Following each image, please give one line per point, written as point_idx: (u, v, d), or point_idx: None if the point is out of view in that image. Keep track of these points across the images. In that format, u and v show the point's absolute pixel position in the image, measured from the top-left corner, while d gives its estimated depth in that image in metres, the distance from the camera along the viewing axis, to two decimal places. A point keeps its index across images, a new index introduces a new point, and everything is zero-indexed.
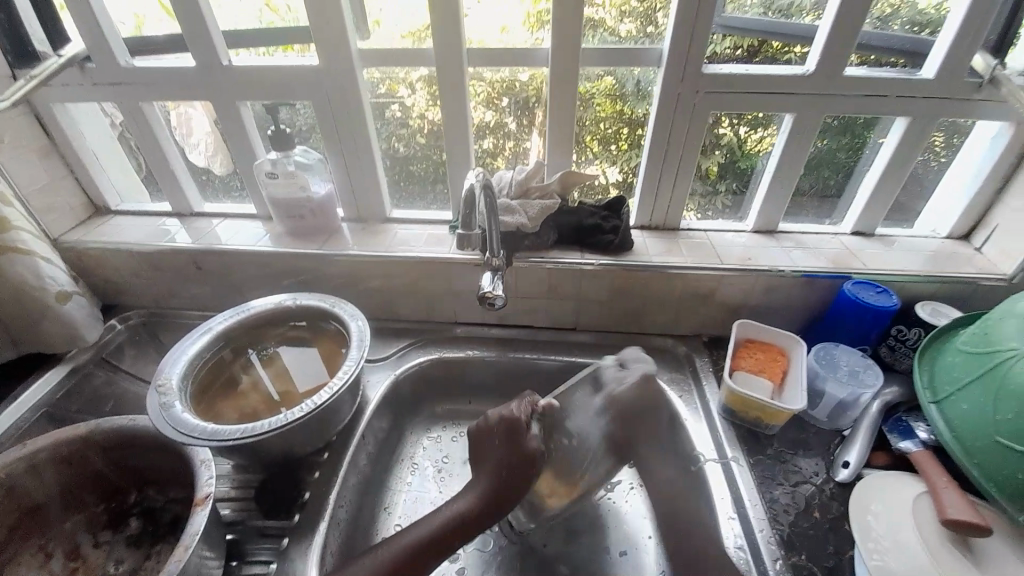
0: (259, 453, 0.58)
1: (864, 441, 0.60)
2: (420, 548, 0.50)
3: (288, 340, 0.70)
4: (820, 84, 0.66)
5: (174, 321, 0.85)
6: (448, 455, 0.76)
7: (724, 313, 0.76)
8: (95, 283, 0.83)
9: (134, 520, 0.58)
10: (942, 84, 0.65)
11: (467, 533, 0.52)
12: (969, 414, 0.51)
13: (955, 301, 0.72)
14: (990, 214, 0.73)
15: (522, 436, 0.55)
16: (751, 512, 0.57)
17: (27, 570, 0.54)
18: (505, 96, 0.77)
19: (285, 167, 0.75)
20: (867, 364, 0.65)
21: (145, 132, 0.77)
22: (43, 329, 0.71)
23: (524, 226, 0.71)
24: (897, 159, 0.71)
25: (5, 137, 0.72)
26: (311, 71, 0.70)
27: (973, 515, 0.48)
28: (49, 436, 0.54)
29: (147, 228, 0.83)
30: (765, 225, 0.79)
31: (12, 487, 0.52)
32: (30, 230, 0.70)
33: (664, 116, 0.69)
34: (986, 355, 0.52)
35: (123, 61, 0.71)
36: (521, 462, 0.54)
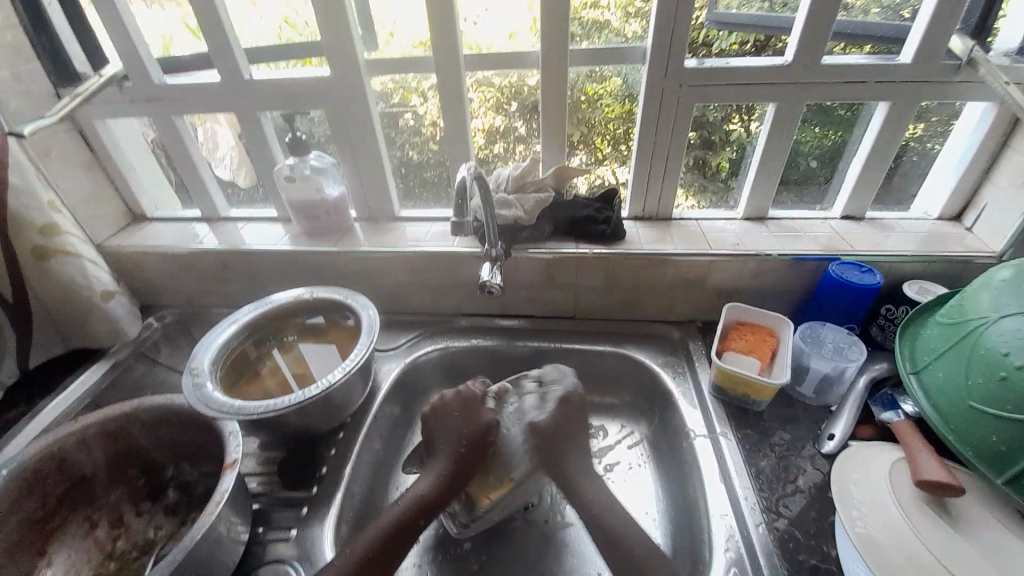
0: (280, 430, 0.63)
1: (850, 415, 0.63)
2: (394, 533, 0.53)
3: (305, 330, 0.77)
4: (799, 73, 0.69)
5: (203, 318, 0.93)
6: None
7: (717, 298, 0.79)
8: (133, 284, 0.91)
9: (171, 491, 0.65)
10: (920, 68, 0.67)
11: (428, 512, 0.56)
12: (945, 382, 0.53)
13: (946, 281, 0.73)
14: (979, 194, 0.74)
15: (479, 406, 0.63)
16: (736, 481, 0.60)
17: (76, 536, 0.60)
18: (514, 100, 0.83)
19: (302, 171, 0.82)
20: (852, 341, 0.68)
21: (177, 144, 0.85)
22: (88, 323, 0.79)
23: (521, 218, 0.76)
24: (882, 142, 0.73)
25: (53, 151, 0.80)
26: (325, 82, 0.76)
27: (947, 476, 0.50)
28: (95, 414, 0.60)
29: (178, 233, 0.91)
30: (756, 212, 0.82)
31: (65, 459, 0.59)
32: (76, 234, 0.77)
33: (652, 110, 0.73)
34: (959, 325, 0.54)
35: (156, 80, 0.79)
36: (472, 440, 0.60)
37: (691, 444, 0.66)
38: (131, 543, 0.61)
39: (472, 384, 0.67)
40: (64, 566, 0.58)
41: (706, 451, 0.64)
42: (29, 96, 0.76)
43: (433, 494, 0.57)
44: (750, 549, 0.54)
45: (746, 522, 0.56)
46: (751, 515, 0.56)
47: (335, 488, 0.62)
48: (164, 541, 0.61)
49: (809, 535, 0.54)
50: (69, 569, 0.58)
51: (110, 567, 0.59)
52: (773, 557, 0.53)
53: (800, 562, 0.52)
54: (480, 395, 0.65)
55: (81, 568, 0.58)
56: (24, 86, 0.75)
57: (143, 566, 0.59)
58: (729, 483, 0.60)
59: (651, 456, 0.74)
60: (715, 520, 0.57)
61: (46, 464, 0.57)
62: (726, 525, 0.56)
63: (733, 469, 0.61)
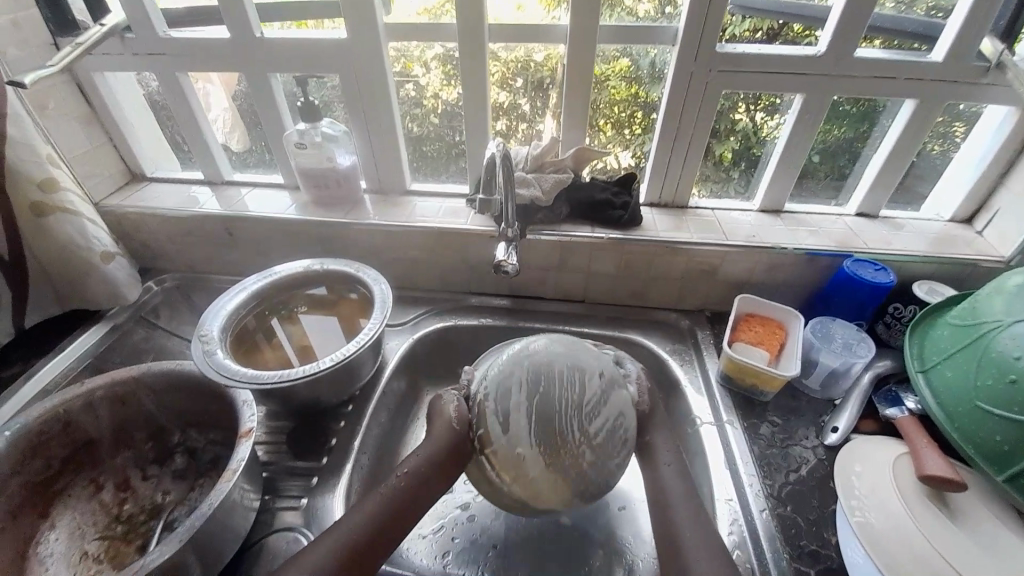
0: (290, 400, 0.63)
1: (854, 409, 0.65)
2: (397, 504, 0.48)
3: (313, 303, 0.75)
4: (830, 65, 0.68)
5: (204, 284, 0.91)
6: None
7: (728, 289, 0.79)
8: (133, 246, 0.89)
9: (178, 457, 0.65)
10: (951, 67, 0.66)
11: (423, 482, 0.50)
12: (952, 382, 0.55)
13: (953, 282, 0.75)
14: (993, 198, 0.75)
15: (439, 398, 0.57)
16: (741, 468, 0.61)
17: (81, 498, 0.60)
18: (519, 77, 0.79)
19: (312, 137, 0.79)
20: (860, 338, 0.69)
21: (180, 102, 0.81)
22: (88, 284, 0.77)
23: (539, 199, 0.76)
24: (905, 140, 0.73)
25: (51, 105, 0.77)
26: (339, 44, 0.73)
27: (950, 471, 0.52)
28: (102, 378, 0.59)
29: (180, 195, 0.88)
30: (771, 204, 0.82)
31: (70, 422, 0.58)
32: (75, 192, 0.74)
33: (678, 94, 0.72)
34: (972, 326, 0.55)
35: (161, 33, 0.75)
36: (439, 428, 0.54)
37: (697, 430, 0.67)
38: (138, 507, 0.60)
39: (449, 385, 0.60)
40: (69, 529, 0.57)
41: (712, 438, 0.65)
42: (28, 45, 0.72)
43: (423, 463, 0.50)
44: (753, 532, 0.55)
45: (750, 507, 0.57)
46: (755, 501, 0.58)
47: (345, 460, 0.62)
48: (173, 506, 0.61)
49: (810, 522, 0.56)
50: (75, 531, 0.57)
51: (117, 531, 0.58)
52: (775, 541, 0.54)
53: (801, 547, 0.54)
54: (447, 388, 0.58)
55: (88, 531, 0.58)
56: (23, 33, 0.71)
57: (151, 530, 0.58)
58: (735, 470, 0.61)
59: None
60: (719, 504, 0.58)
61: (51, 427, 0.57)
62: (730, 509, 0.58)
63: (738, 457, 0.62)
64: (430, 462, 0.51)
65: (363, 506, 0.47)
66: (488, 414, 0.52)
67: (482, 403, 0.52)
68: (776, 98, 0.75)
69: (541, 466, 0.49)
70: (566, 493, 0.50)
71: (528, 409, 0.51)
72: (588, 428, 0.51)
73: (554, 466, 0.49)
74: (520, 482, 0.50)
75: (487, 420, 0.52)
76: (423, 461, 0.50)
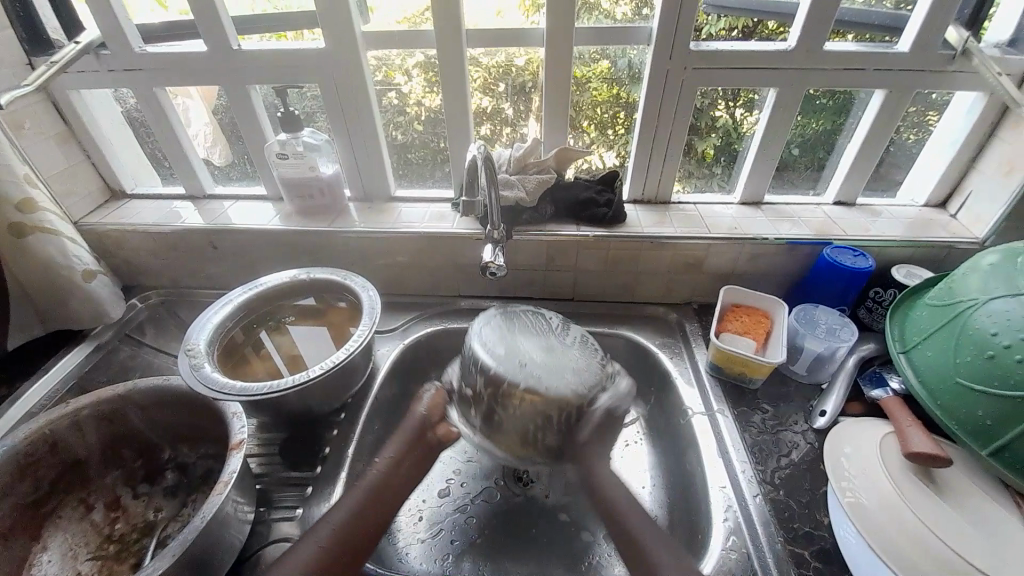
0: (281, 410, 0.62)
1: (841, 392, 0.66)
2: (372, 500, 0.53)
3: (301, 313, 0.75)
4: (802, 58, 0.69)
5: (190, 299, 0.90)
6: (472, 455, 0.74)
7: (714, 281, 0.80)
8: (116, 264, 0.88)
9: (169, 473, 0.64)
10: (918, 57, 0.68)
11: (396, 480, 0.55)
12: (933, 361, 0.56)
13: (932, 265, 0.76)
14: (965, 182, 0.77)
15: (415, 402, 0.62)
16: (734, 456, 0.62)
17: (71, 520, 0.59)
18: (502, 81, 0.81)
19: (294, 147, 0.79)
20: (843, 322, 0.70)
21: (158, 117, 0.81)
22: (71, 304, 0.75)
23: (523, 199, 0.76)
24: (878, 128, 0.75)
25: (26, 124, 0.76)
26: (318, 54, 0.73)
27: (934, 447, 0.53)
28: (90, 395, 0.59)
29: (162, 211, 0.87)
30: (752, 197, 0.83)
31: (57, 443, 0.57)
32: (54, 211, 0.73)
33: (656, 93, 0.73)
34: (949, 306, 0.56)
35: (137, 48, 0.75)
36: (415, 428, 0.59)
37: (689, 421, 0.67)
38: (130, 526, 0.60)
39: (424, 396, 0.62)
40: (60, 551, 0.56)
41: (704, 428, 0.66)
42: (1, 64, 0.71)
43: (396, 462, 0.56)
44: (748, 518, 0.56)
45: (744, 493, 0.58)
46: (749, 486, 0.59)
47: (339, 468, 0.62)
48: (165, 524, 0.60)
49: (803, 504, 0.57)
50: (67, 552, 0.56)
51: (110, 550, 0.57)
52: (770, 525, 0.55)
53: (795, 530, 0.55)
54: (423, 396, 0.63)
55: (79, 552, 0.57)
56: None
57: (144, 548, 0.57)
58: (727, 458, 0.62)
59: (647, 432, 0.76)
60: (714, 492, 0.59)
61: (38, 448, 0.56)
62: (724, 496, 0.58)
63: (731, 445, 0.63)
64: (400, 458, 0.56)
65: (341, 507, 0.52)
66: (488, 361, 0.54)
67: (479, 357, 0.55)
68: (754, 94, 0.77)
69: (550, 384, 0.52)
70: (581, 399, 0.52)
71: (517, 353, 0.55)
72: (572, 357, 0.57)
73: (566, 381, 0.53)
74: (536, 405, 0.51)
75: (487, 363, 0.54)
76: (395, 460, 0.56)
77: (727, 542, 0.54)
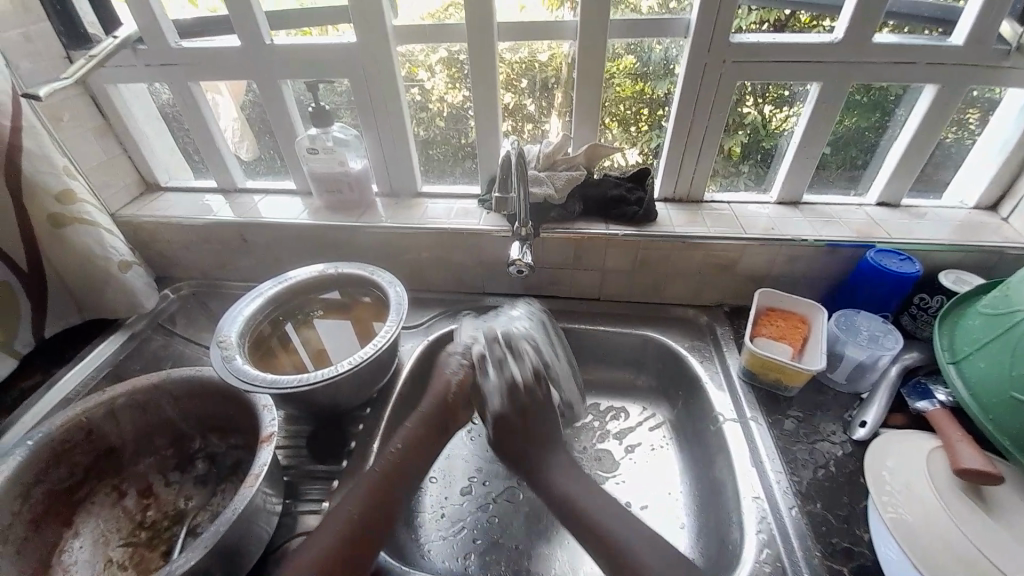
0: (309, 404, 0.63)
1: (882, 403, 0.63)
2: (391, 478, 0.53)
3: (328, 307, 0.75)
4: (847, 52, 0.66)
5: (220, 291, 0.91)
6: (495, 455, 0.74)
7: (746, 283, 0.78)
8: (150, 256, 0.90)
9: (199, 462, 0.65)
10: (973, 52, 0.65)
11: (413, 457, 0.55)
12: (986, 373, 0.53)
13: (981, 270, 0.72)
14: (1019, 183, 0.73)
15: (445, 375, 0.62)
16: (768, 466, 0.60)
17: (104, 506, 0.60)
18: (525, 78, 0.79)
19: (324, 142, 0.79)
20: (886, 330, 0.67)
21: (191, 111, 0.82)
22: (107, 294, 0.77)
23: (552, 196, 0.75)
24: (926, 126, 0.71)
25: (66, 117, 0.78)
26: (348, 47, 0.73)
27: (987, 465, 0.50)
28: (125, 384, 0.60)
29: (193, 203, 0.88)
30: (789, 196, 0.80)
31: (93, 430, 0.59)
32: (92, 203, 0.75)
33: (690, 90, 0.71)
34: (1006, 315, 0.53)
35: (172, 42, 0.76)
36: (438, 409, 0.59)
37: (720, 428, 0.65)
38: (161, 513, 0.61)
39: (443, 376, 0.62)
40: (92, 537, 0.58)
41: (737, 436, 0.63)
42: (40, 58, 0.73)
43: (415, 438, 0.56)
44: (782, 530, 0.54)
45: (779, 505, 0.56)
46: (784, 498, 0.57)
47: (365, 464, 0.62)
48: (194, 513, 0.61)
49: (841, 519, 0.55)
50: (98, 538, 0.58)
51: (141, 537, 0.58)
52: (806, 540, 0.53)
53: (834, 545, 0.53)
54: (447, 362, 0.63)
55: (111, 538, 0.58)
56: (37, 47, 0.72)
57: (174, 536, 0.58)
58: (761, 468, 0.60)
59: (673, 436, 0.75)
60: (747, 502, 0.57)
61: (74, 435, 0.57)
62: (758, 507, 0.56)
63: (764, 453, 0.61)
64: (418, 433, 0.57)
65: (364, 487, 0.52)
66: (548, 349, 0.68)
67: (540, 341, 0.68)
68: (785, 91, 0.74)
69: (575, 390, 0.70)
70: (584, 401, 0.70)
71: (538, 351, 0.67)
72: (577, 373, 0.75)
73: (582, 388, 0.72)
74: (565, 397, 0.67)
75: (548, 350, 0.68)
76: (413, 438, 0.56)
77: (760, 554, 0.52)
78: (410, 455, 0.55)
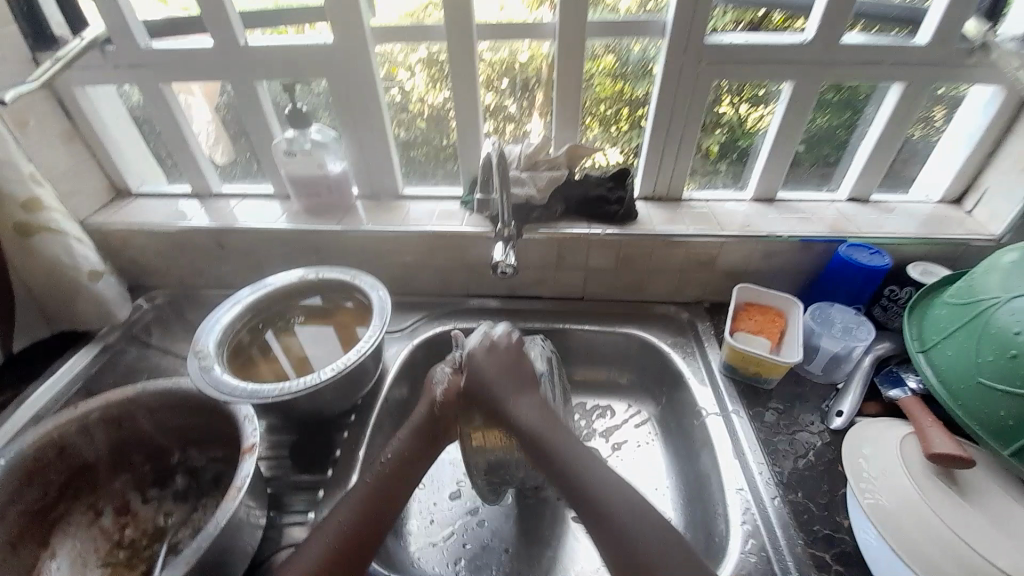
0: (293, 411, 0.62)
1: (858, 392, 0.65)
2: (383, 492, 0.52)
3: (309, 313, 0.74)
4: (819, 52, 0.68)
5: (197, 299, 0.89)
6: None
7: (726, 280, 0.80)
8: (122, 264, 0.87)
9: (179, 477, 0.63)
10: (937, 52, 0.67)
11: (407, 470, 0.55)
12: (954, 361, 0.55)
13: (947, 262, 0.75)
14: (980, 178, 0.76)
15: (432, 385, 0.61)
16: (751, 458, 0.61)
17: (80, 525, 0.58)
18: (505, 78, 0.79)
19: (302, 145, 0.78)
20: (860, 321, 0.70)
21: (164, 114, 0.80)
22: (78, 305, 0.75)
23: (534, 198, 0.75)
24: (894, 123, 0.73)
25: (30, 121, 0.75)
26: (326, 48, 0.72)
27: (956, 448, 0.52)
28: (98, 400, 0.58)
29: (166, 210, 0.86)
30: (765, 193, 0.82)
31: (66, 447, 0.57)
32: (61, 211, 0.73)
33: (668, 90, 0.72)
34: (970, 305, 0.56)
35: (142, 44, 0.74)
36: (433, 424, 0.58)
37: (704, 421, 0.67)
38: (140, 531, 0.59)
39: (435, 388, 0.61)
40: (69, 558, 0.56)
41: (720, 429, 0.65)
42: (4, 61, 0.70)
43: (408, 449, 0.56)
44: (766, 521, 0.55)
45: (761, 495, 0.58)
46: (766, 488, 0.58)
47: (351, 472, 0.62)
48: (176, 529, 0.59)
49: (822, 506, 0.56)
50: (76, 559, 0.56)
51: (120, 556, 0.57)
52: (789, 529, 0.55)
53: (815, 532, 0.54)
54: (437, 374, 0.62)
55: (89, 559, 0.57)
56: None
57: (155, 554, 0.57)
58: (744, 460, 0.61)
59: (659, 432, 0.76)
60: (731, 494, 0.58)
61: (46, 453, 0.55)
62: (742, 498, 0.57)
63: (747, 446, 0.62)
64: (412, 445, 0.57)
65: (356, 499, 0.51)
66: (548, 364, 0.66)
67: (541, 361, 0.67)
68: (760, 89, 0.75)
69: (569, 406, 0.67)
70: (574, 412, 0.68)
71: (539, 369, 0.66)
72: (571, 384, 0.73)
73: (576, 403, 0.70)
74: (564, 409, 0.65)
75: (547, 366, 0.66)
76: (406, 451, 0.56)
77: (744, 545, 0.53)
78: (404, 463, 0.55)
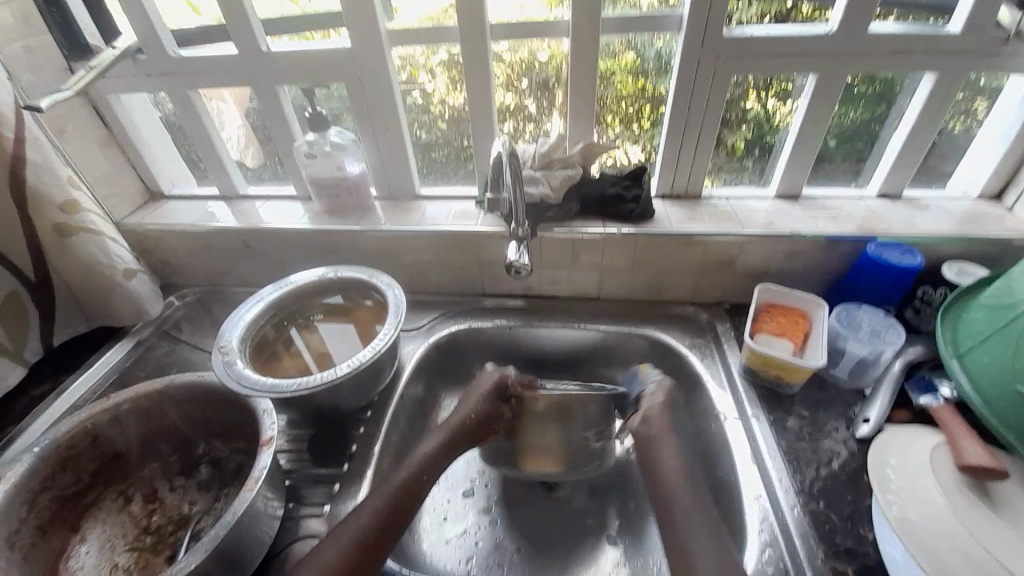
0: (311, 405, 0.64)
1: (887, 398, 0.62)
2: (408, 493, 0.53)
3: (328, 312, 0.76)
4: (843, 43, 0.66)
5: (223, 297, 0.92)
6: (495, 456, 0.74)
7: (747, 280, 0.77)
8: (154, 263, 0.91)
9: (203, 468, 0.66)
10: (972, 40, 0.64)
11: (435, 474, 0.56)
12: (989, 367, 0.52)
13: (985, 261, 0.71)
14: (1022, 172, 0.72)
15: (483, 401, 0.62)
16: (770, 463, 0.59)
17: (111, 511, 0.61)
18: (525, 78, 0.79)
19: (321, 147, 0.80)
20: (889, 324, 0.67)
21: (193, 119, 0.83)
22: (112, 302, 0.78)
23: (548, 197, 0.75)
24: (927, 116, 0.70)
25: (68, 127, 0.79)
26: (345, 53, 0.74)
27: (989, 459, 0.50)
28: (128, 392, 0.61)
29: (195, 211, 0.89)
30: (788, 191, 0.80)
31: (97, 437, 0.60)
32: (96, 212, 0.76)
33: (685, 86, 0.71)
34: (1007, 308, 0.53)
35: (171, 53, 0.77)
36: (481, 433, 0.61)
37: (722, 424, 0.65)
38: (166, 518, 0.62)
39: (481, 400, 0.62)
40: (99, 542, 0.58)
41: (737, 433, 0.63)
42: (42, 71, 0.75)
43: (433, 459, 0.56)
44: (785, 530, 0.54)
45: (781, 503, 0.56)
46: (786, 497, 0.56)
47: (367, 467, 0.63)
48: (200, 516, 0.62)
49: (845, 517, 0.54)
50: (106, 543, 0.59)
51: (147, 542, 0.59)
52: (810, 539, 0.53)
53: (837, 544, 0.52)
54: (488, 396, 0.62)
55: (118, 543, 0.59)
56: (37, 61, 0.74)
57: (179, 540, 0.59)
58: (763, 467, 0.59)
59: None
60: (749, 502, 0.57)
61: (79, 442, 0.58)
62: (761, 506, 0.56)
63: (766, 452, 0.61)
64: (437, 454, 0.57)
65: (381, 499, 0.52)
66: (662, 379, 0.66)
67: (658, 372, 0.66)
68: (787, 84, 0.73)
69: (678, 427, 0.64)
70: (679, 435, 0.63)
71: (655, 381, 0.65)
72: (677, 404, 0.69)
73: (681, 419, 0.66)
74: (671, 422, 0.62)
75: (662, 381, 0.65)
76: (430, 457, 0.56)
77: (762, 554, 0.52)
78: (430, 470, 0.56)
